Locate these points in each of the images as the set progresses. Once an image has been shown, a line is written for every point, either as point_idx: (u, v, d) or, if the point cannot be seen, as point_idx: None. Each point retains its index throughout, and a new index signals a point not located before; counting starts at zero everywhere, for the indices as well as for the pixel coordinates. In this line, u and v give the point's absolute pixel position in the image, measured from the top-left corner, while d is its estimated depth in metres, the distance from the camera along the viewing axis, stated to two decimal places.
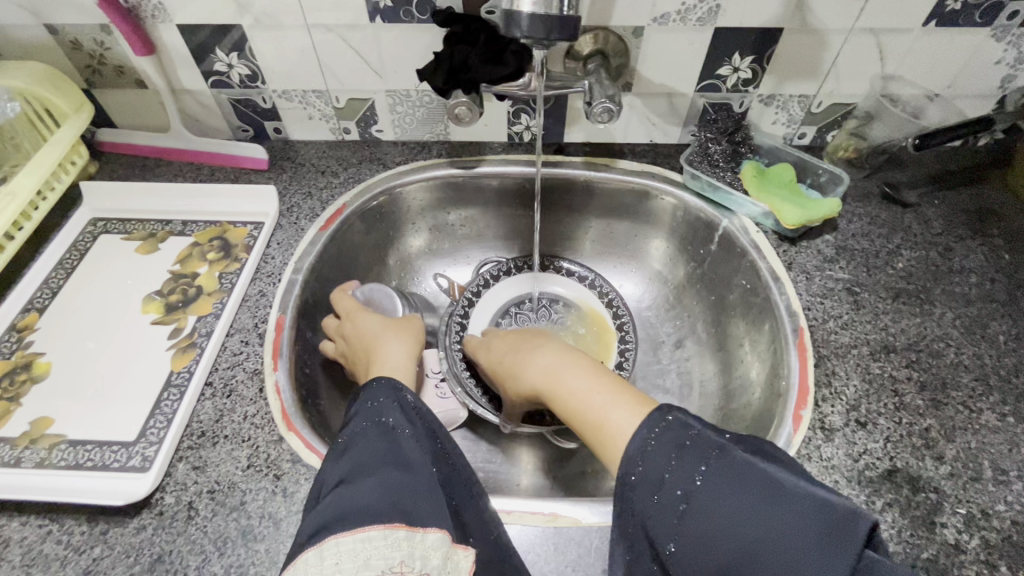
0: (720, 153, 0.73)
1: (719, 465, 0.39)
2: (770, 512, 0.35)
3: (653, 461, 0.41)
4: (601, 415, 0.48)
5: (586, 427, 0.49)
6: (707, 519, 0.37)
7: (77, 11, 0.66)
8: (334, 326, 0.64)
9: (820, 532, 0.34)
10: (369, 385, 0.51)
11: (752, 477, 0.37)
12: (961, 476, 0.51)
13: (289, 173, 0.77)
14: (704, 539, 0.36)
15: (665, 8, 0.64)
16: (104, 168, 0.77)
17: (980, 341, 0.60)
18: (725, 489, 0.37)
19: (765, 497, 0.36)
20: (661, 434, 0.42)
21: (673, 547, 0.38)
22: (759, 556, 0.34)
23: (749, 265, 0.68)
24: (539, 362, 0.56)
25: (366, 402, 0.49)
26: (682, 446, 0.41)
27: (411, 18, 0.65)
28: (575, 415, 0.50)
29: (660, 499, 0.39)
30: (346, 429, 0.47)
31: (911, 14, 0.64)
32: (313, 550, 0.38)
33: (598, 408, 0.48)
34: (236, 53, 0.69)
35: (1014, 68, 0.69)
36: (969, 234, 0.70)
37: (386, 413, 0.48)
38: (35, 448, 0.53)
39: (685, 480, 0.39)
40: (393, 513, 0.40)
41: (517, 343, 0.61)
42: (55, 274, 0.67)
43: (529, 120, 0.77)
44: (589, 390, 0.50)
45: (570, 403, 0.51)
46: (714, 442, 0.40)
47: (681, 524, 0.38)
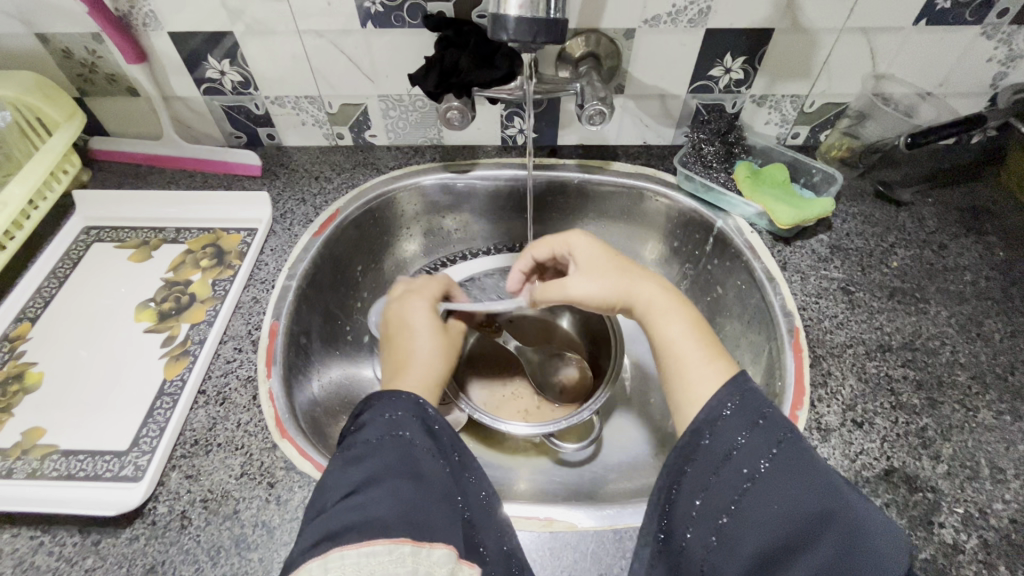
0: (713, 154, 0.73)
1: (788, 450, 0.39)
2: (836, 501, 0.36)
3: (722, 434, 0.41)
4: (692, 366, 0.47)
5: (672, 363, 0.49)
6: (768, 498, 0.37)
7: (69, 21, 0.66)
8: (392, 306, 0.63)
9: (883, 531, 0.34)
10: (389, 394, 0.48)
11: (822, 468, 0.38)
12: (958, 475, 0.50)
13: (282, 179, 0.77)
14: (765, 519, 0.36)
15: (656, 9, 0.64)
16: (97, 177, 0.77)
17: (975, 339, 0.60)
18: (792, 473, 0.37)
19: (831, 486, 0.36)
20: (732, 413, 0.41)
21: (722, 521, 0.38)
22: (817, 538, 0.34)
23: (745, 266, 0.68)
24: (654, 290, 0.54)
25: (380, 413, 0.47)
26: (755, 424, 0.40)
27: (403, 22, 0.65)
28: (671, 347, 0.50)
29: (723, 475, 0.39)
30: (363, 435, 0.45)
31: (900, 13, 0.64)
32: (318, 560, 0.37)
33: (698, 353, 0.48)
34: (228, 60, 0.70)
35: (1005, 66, 0.69)
36: (962, 232, 0.70)
37: (406, 427, 0.46)
38: (27, 458, 0.52)
39: (752, 460, 0.39)
40: (400, 527, 0.39)
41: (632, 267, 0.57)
42: (48, 283, 0.67)
43: (522, 123, 0.76)
44: (693, 333, 0.50)
45: (670, 335, 0.50)
46: (785, 427, 0.40)
47: (736, 503, 0.38)
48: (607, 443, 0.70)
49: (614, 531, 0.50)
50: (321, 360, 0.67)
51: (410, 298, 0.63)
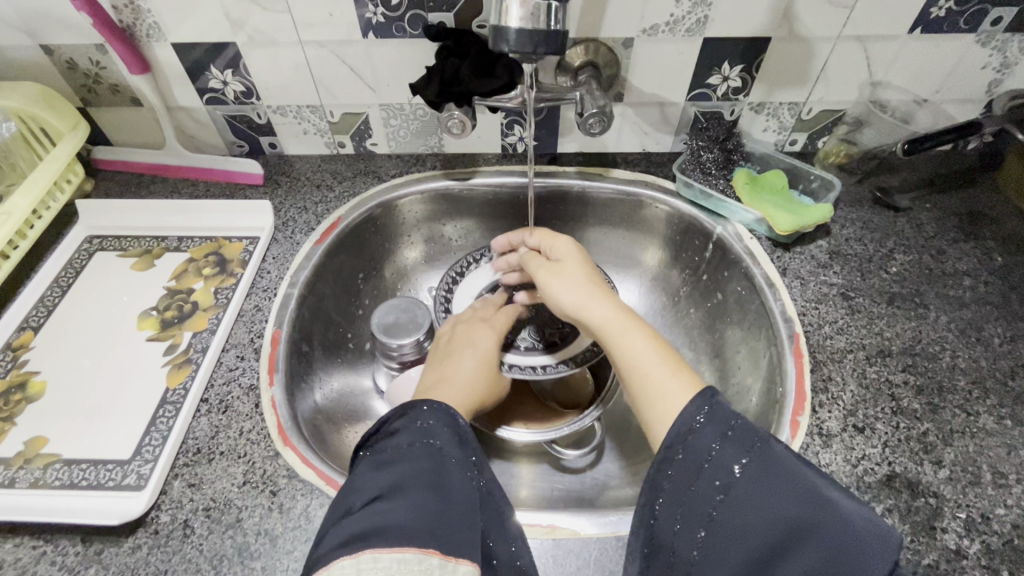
0: (713, 162, 0.73)
1: (759, 456, 0.39)
2: (809, 508, 0.35)
3: (693, 448, 0.41)
4: (658, 381, 0.48)
5: (631, 378, 0.51)
6: (742, 511, 0.37)
7: (74, 32, 0.66)
8: (462, 325, 0.67)
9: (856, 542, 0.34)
10: (421, 403, 0.49)
11: (793, 473, 0.38)
12: (960, 480, 0.51)
13: (285, 187, 0.78)
14: (741, 530, 0.37)
15: (654, 19, 0.65)
16: (100, 186, 0.77)
17: (975, 344, 0.60)
18: (765, 480, 0.37)
19: (803, 494, 0.36)
20: (702, 426, 0.41)
21: (701, 535, 0.39)
22: (790, 549, 0.34)
23: (744, 272, 0.68)
24: (608, 309, 0.56)
25: (413, 421, 0.47)
26: (724, 435, 0.40)
27: (404, 33, 0.66)
28: (625, 366, 0.52)
29: (698, 487, 0.39)
30: (392, 442, 0.46)
31: (896, 22, 0.65)
32: (351, 559, 0.36)
33: (654, 367, 0.50)
34: (231, 70, 0.70)
35: (1000, 73, 0.70)
36: (961, 237, 0.70)
37: (436, 436, 0.46)
38: (30, 467, 0.52)
39: (724, 471, 0.39)
40: (427, 538, 0.38)
41: (593, 281, 0.59)
42: (51, 292, 0.67)
43: (523, 131, 0.77)
44: (648, 348, 0.52)
45: (625, 355, 0.52)
46: (754, 435, 0.40)
47: (714, 516, 0.38)
48: (609, 450, 0.70)
49: (617, 537, 0.50)
50: (323, 367, 0.67)
51: (477, 326, 0.66)
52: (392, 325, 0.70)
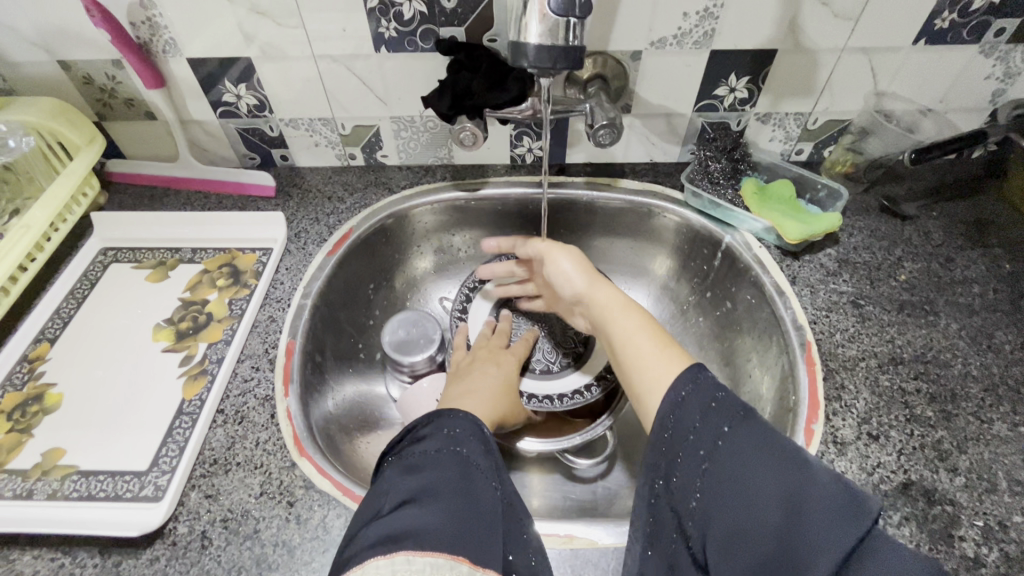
0: (720, 171, 0.74)
1: (738, 425, 0.39)
2: (785, 471, 0.36)
3: (682, 421, 0.42)
4: (647, 359, 0.49)
5: (624, 356, 0.52)
6: (725, 477, 0.38)
7: (91, 48, 0.68)
8: (483, 348, 0.68)
9: (830, 501, 0.34)
10: (449, 411, 0.49)
11: (770, 440, 0.38)
12: (976, 488, 0.51)
13: (297, 199, 0.78)
14: (722, 495, 0.38)
15: (662, 32, 0.66)
16: (114, 199, 0.78)
17: (986, 351, 0.60)
18: (743, 448, 0.38)
19: (779, 456, 0.36)
20: (688, 398, 0.42)
21: (692, 505, 0.40)
22: (760, 511, 0.35)
23: (754, 281, 0.69)
24: (607, 293, 0.58)
25: (440, 429, 0.48)
26: (710, 404, 0.41)
27: (415, 46, 0.67)
28: (617, 342, 0.53)
29: (686, 459, 0.41)
30: (420, 448, 0.46)
31: (899, 33, 0.66)
32: (385, 559, 0.37)
33: (646, 345, 0.51)
34: (244, 84, 0.71)
35: (1003, 82, 0.70)
36: (968, 245, 0.71)
37: (463, 444, 0.47)
38: (48, 479, 0.52)
39: (708, 440, 0.40)
40: (457, 544, 0.39)
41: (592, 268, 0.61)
42: (66, 304, 0.67)
43: (531, 142, 0.78)
44: (642, 329, 0.53)
45: (618, 333, 0.54)
46: (738, 405, 0.40)
47: (702, 484, 0.39)
48: (621, 460, 0.70)
49: None
50: (336, 378, 0.68)
51: (499, 351, 0.68)
52: (404, 342, 0.71)
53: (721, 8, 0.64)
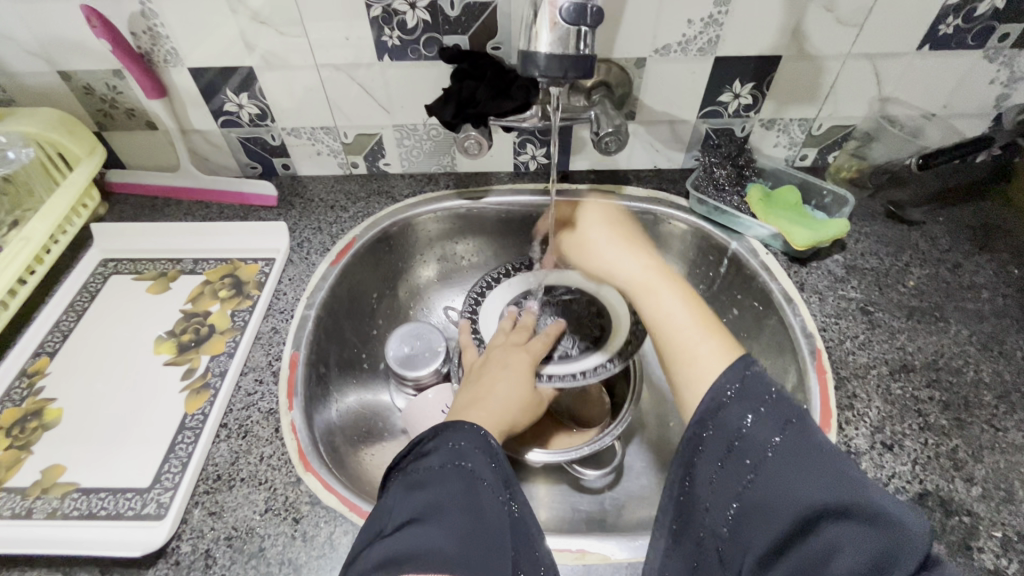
0: (725, 177, 0.74)
1: (794, 432, 0.38)
2: (840, 489, 0.35)
3: (727, 423, 0.41)
4: (688, 339, 0.51)
5: (660, 331, 0.54)
6: (772, 488, 0.37)
7: (92, 58, 0.67)
8: (497, 347, 0.64)
9: (887, 525, 0.33)
10: (453, 423, 0.48)
11: (826, 450, 0.37)
12: (993, 498, 0.50)
13: (299, 208, 0.78)
14: (770, 504, 0.37)
15: (666, 39, 0.66)
16: (114, 210, 0.77)
17: (998, 357, 0.60)
18: (797, 457, 0.37)
19: (835, 472, 0.36)
20: (731, 401, 0.41)
21: (732, 511, 0.39)
22: (815, 524, 0.35)
23: (761, 288, 0.68)
24: (642, 271, 0.61)
25: (445, 442, 0.46)
26: (756, 412, 0.40)
27: (418, 55, 0.67)
28: (659, 320, 0.55)
29: (729, 462, 0.40)
30: (424, 463, 0.45)
31: (904, 39, 0.66)
32: None
33: (686, 325, 0.52)
34: (245, 93, 0.71)
35: (1007, 87, 0.70)
36: (976, 250, 0.70)
37: (467, 457, 0.45)
38: (47, 497, 0.51)
39: (758, 446, 0.39)
40: (460, 566, 0.38)
41: (621, 241, 0.67)
42: (66, 317, 0.66)
43: (535, 150, 0.78)
44: (682, 307, 0.54)
45: (659, 309, 0.55)
46: (791, 412, 0.39)
47: (745, 492, 0.39)
48: (629, 470, 0.69)
49: None
50: (340, 389, 0.67)
51: (513, 349, 0.63)
52: (409, 358, 0.70)
53: (726, 15, 0.63)
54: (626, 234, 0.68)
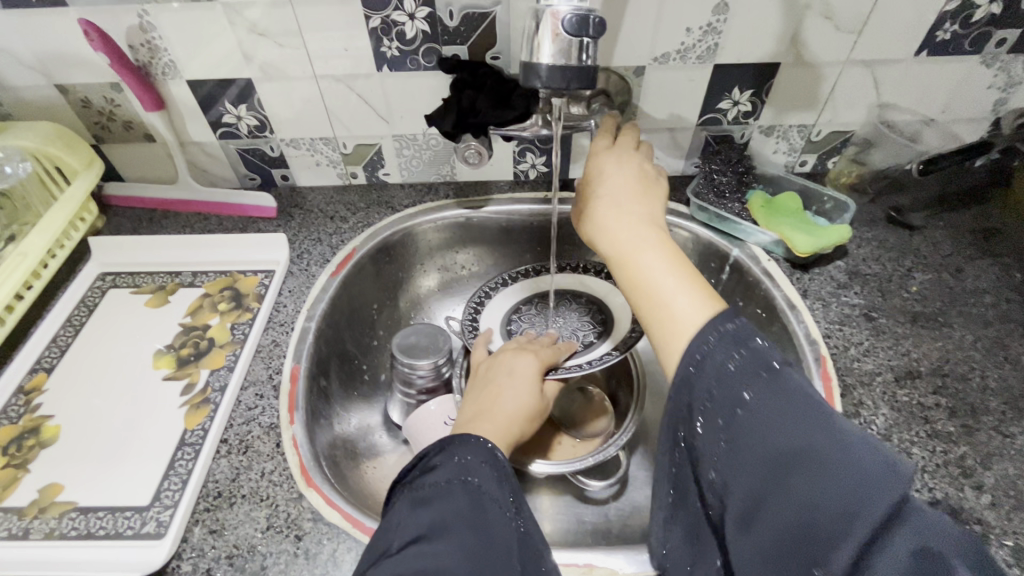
0: (726, 184, 0.74)
1: (763, 384, 0.38)
2: (808, 442, 0.35)
3: (698, 387, 0.41)
4: (665, 296, 0.48)
5: (639, 297, 0.50)
6: (746, 442, 0.37)
7: (90, 71, 0.67)
8: (504, 353, 0.63)
9: (864, 471, 0.32)
10: (460, 436, 0.48)
11: (797, 400, 0.37)
12: (1004, 506, 0.49)
13: (298, 219, 0.77)
14: (745, 463, 0.37)
15: (665, 47, 0.66)
16: (112, 223, 0.77)
17: (1003, 362, 0.60)
18: (768, 411, 0.37)
19: (808, 421, 0.36)
20: (702, 362, 0.41)
21: (712, 476, 0.40)
22: (787, 476, 0.34)
23: (764, 295, 0.68)
24: (629, 232, 0.53)
25: (450, 457, 0.46)
26: (732, 374, 0.40)
27: (417, 65, 0.67)
28: (638, 283, 0.50)
29: (704, 426, 0.40)
30: (430, 478, 0.44)
31: (902, 45, 0.66)
32: None
33: (667, 286, 0.48)
34: (244, 105, 0.71)
35: (1005, 92, 0.71)
36: (978, 254, 0.70)
37: (473, 472, 0.45)
38: (45, 517, 0.50)
39: (729, 405, 0.39)
40: None
41: (625, 193, 0.56)
42: (63, 332, 0.66)
43: (535, 158, 0.77)
44: (665, 270, 0.49)
45: (639, 272, 0.51)
46: (762, 366, 0.39)
47: (722, 454, 0.39)
48: (634, 480, 0.69)
49: None
50: (341, 402, 0.66)
51: (520, 354, 0.63)
52: (412, 346, 0.68)
53: (724, 23, 0.64)
54: (643, 180, 0.58)
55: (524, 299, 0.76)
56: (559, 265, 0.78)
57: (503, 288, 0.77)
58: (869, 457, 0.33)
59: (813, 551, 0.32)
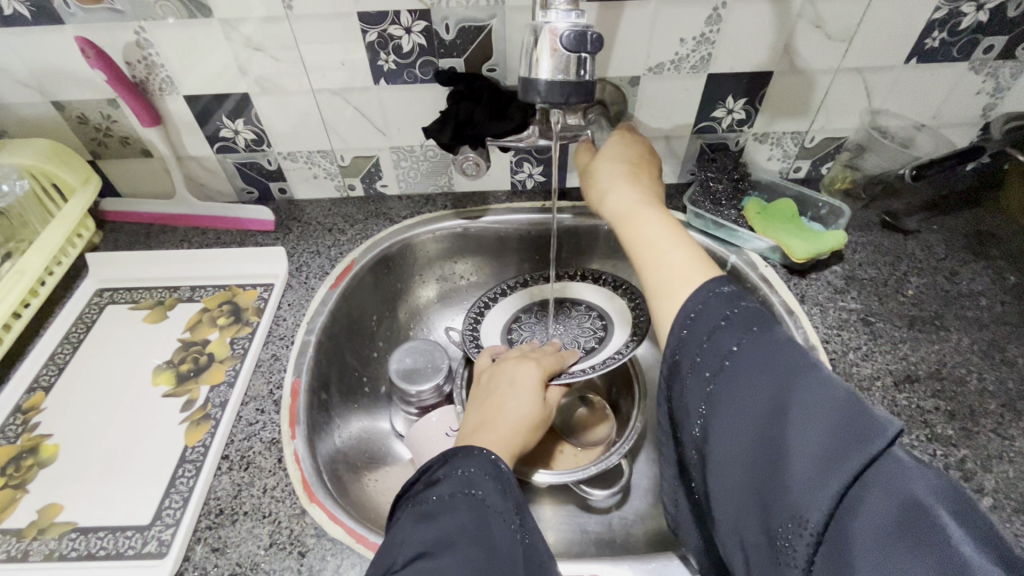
0: (722, 192, 0.75)
1: (752, 342, 0.40)
2: (790, 393, 0.36)
3: (688, 345, 0.43)
4: (663, 252, 0.51)
5: (639, 254, 0.53)
6: (732, 390, 0.39)
7: (86, 88, 0.67)
8: (506, 360, 0.64)
9: (844, 414, 0.34)
10: (463, 450, 0.48)
11: (784, 355, 0.39)
12: (1005, 508, 0.50)
13: (296, 232, 0.77)
14: (727, 415, 0.39)
15: (659, 58, 0.66)
16: (109, 239, 0.77)
17: (1000, 365, 0.60)
18: (754, 365, 0.39)
19: (789, 371, 0.37)
20: (698, 317, 0.44)
21: (695, 432, 0.42)
22: (766, 425, 0.36)
23: (762, 301, 0.68)
24: (631, 194, 0.57)
25: (454, 469, 0.46)
26: (739, 341, 0.41)
27: (414, 78, 0.67)
28: (639, 243, 0.53)
29: (690, 380, 0.42)
30: (435, 491, 0.44)
31: (892, 52, 0.67)
32: None
33: (663, 243, 0.52)
34: (242, 119, 0.71)
35: (994, 97, 0.72)
36: (972, 258, 0.71)
37: (478, 485, 0.45)
38: (44, 538, 0.50)
39: (716, 360, 0.41)
40: None
41: (625, 169, 0.61)
42: (61, 349, 0.65)
43: (532, 168, 0.78)
44: (661, 231, 0.53)
45: (639, 233, 0.54)
46: (752, 325, 0.41)
47: (706, 406, 0.41)
48: (637, 489, 0.68)
49: None
50: (341, 415, 0.66)
51: (522, 362, 0.63)
52: (411, 371, 0.70)
53: (717, 33, 0.64)
54: (642, 162, 0.63)
55: (524, 307, 0.77)
56: (557, 274, 0.78)
57: (502, 298, 0.77)
58: (850, 402, 0.34)
59: (787, 492, 0.34)
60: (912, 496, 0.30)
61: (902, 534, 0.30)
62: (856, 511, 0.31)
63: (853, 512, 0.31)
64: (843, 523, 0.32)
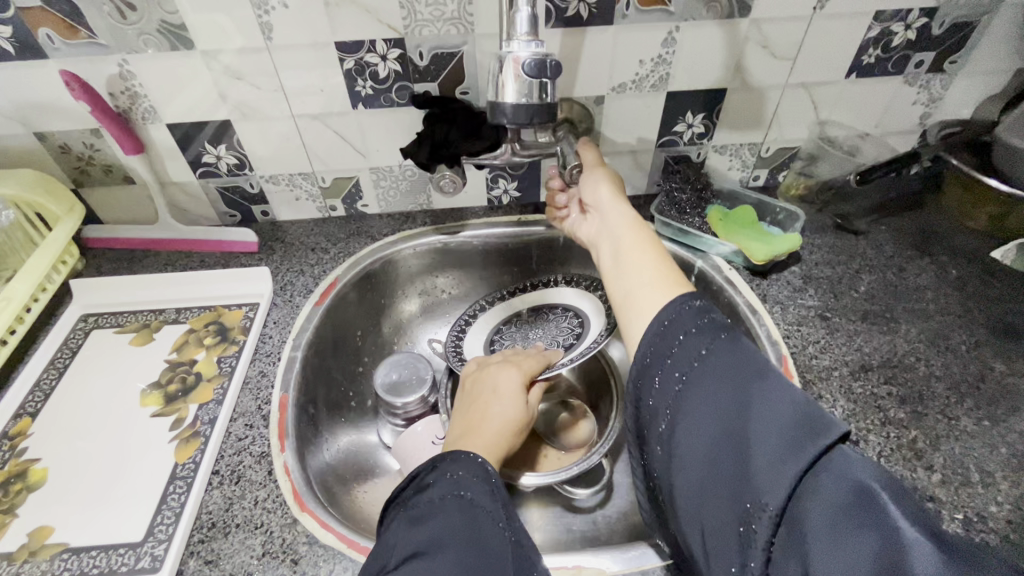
0: (686, 201, 0.79)
1: (719, 348, 0.44)
2: (752, 395, 0.40)
3: (661, 348, 0.47)
4: (648, 262, 0.56)
5: (629, 265, 0.57)
6: (699, 390, 0.43)
7: (69, 118, 0.69)
8: (492, 366, 0.66)
9: (801, 410, 0.38)
10: (449, 455, 0.50)
11: (749, 361, 0.42)
12: (952, 482, 0.54)
13: (280, 252, 0.79)
14: (694, 413, 0.42)
15: (621, 78, 0.71)
16: (92, 265, 0.78)
17: (945, 352, 0.65)
18: (720, 368, 0.43)
19: (752, 375, 0.41)
20: (674, 321, 0.47)
21: (661, 429, 0.45)
22: (730, 422, 0.40)
23: (728, 301, 0.73)
24: (623, 212, 0.63)
25: (444, 473, 0.48)
26: (706, 345, 0.45)
27: (391, 102, 0.70)
28: (631, 255, 0.58)
29: (661, 381, 0.46)
30: (425, 496, 0.46)
31: (833, 68, 0.73)
32: None
33: (649, 255, 0.56)
34: (224, 145, 0.73)
35: (928, 107, 0.78)
36: (917, 254, 0.77)
37: (466, 487, 0.47)
38: (36, 560, 0.50)
39: (686, 362, 0.45)
40: None
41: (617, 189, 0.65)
42: (47, 375, 0.66)
43: (507, 184, 0.81)
44: (645, 245, 0.58)
45: (631, 247, 0.59)
46: (719, 333, 0.45)
47: (674, 405, 0.44)
48: (619, 487, 0.71)
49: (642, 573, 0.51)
50: (329, 429, 0.68)
51: (506, 368, 0.66)
52: (398, 384, 0.72)
53: (673, 55, 0.69)
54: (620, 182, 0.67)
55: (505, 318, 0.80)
56: (534, 283, 0.82)
57: (482, 313, 0.80)
58: (805, 405, 0.38)
59: (747, 482, 0.37)
60: (857, 480, 0.34)
61: (848, 516, 0.32)
62: (811, 498, 0.34)
63: (805, 496, 0.35)
64: (796, 508, 0.35)
